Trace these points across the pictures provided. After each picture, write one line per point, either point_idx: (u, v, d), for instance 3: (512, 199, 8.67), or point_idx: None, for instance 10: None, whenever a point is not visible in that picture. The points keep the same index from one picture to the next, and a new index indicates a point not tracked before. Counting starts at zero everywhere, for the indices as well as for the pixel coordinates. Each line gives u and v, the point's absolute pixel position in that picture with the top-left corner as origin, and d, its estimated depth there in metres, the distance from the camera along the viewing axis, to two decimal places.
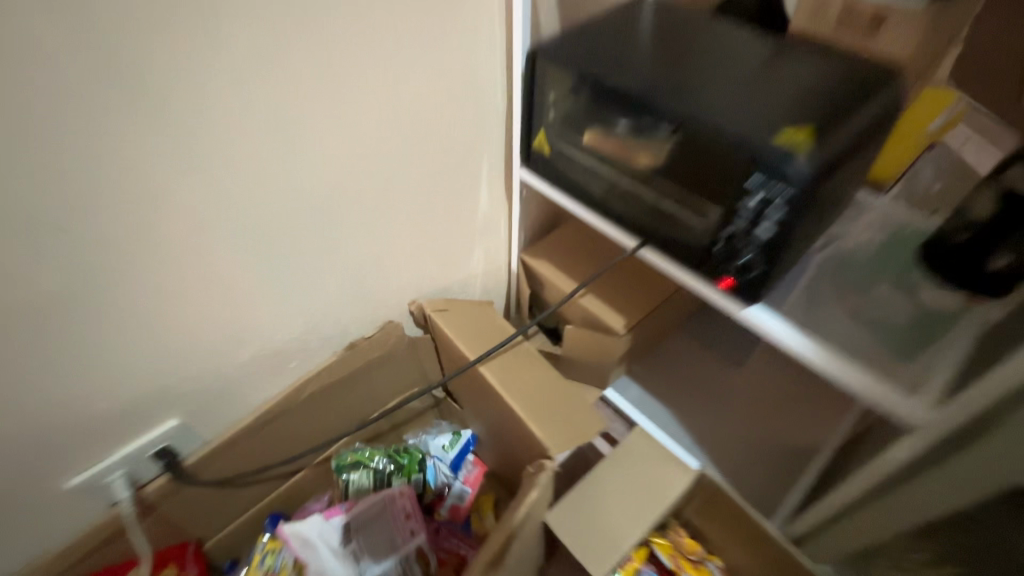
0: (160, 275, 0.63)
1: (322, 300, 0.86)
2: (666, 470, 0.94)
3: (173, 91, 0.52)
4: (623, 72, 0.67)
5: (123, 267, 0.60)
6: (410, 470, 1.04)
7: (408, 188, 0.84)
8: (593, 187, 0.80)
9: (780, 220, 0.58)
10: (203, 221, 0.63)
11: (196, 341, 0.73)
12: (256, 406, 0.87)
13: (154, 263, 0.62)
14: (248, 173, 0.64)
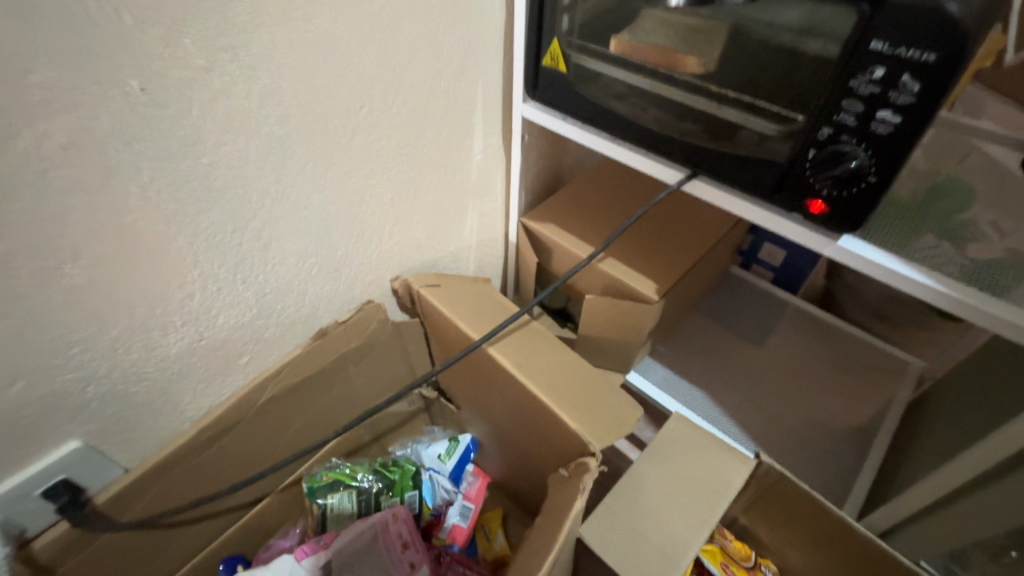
0: (29, 221, 0.42)
1: (281, 274, 0.66)
2: (718, 462, 0.78)
3: None
4: None
5: None
6: (402, 488, 0.84)
7: (388, 125, 0.66)
8: (621, 109, 0.64)
9: (912, 101, 0.43)
10: (96, 139, 0.43)
11: (101, 326, 0.52)
12: (198, 417, 0.66)
13: (16, 199, 0.41)
14: (165, 71, 0.44)
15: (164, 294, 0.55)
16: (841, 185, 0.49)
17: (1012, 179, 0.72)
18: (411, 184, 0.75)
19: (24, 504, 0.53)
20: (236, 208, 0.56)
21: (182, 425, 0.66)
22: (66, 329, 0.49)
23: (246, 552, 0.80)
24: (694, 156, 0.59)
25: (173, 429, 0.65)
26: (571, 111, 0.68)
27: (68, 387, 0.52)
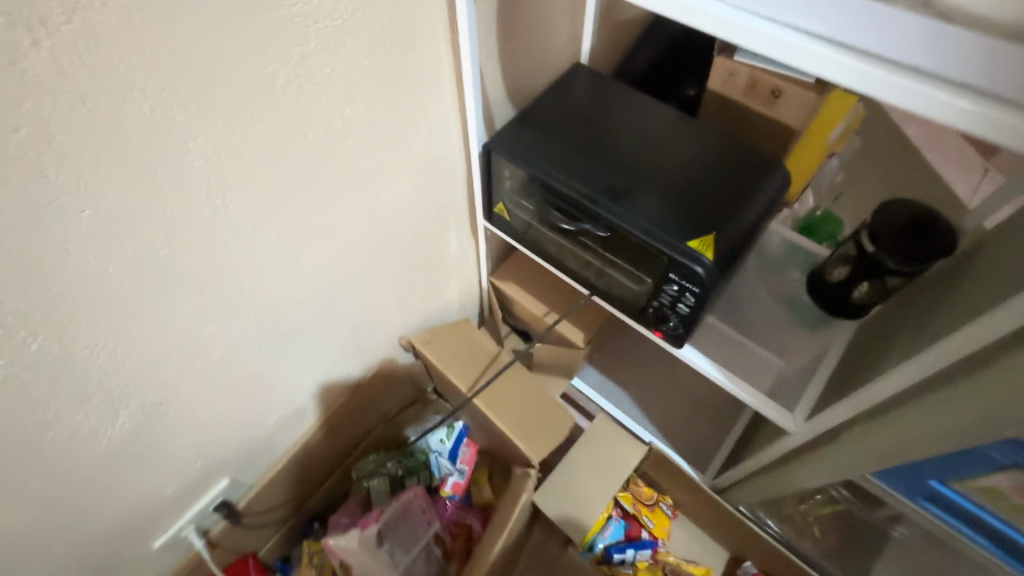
0: (202, 391, 0.77)
1: (328, 359, 1.00)
2: (623, 450, 1.18)
3: (197, 270, 0.64)
4: (563, 172, 0.79)
5: (175, 397, 0.73)
6: (416, 470, 1.26)
7: (391, 259, 0.97)
8: (548, 246, 0.95)
9: (692, 305, 0.75)
10: (229, 344, 0.76)
11: (234, 422, 0.88)
12: (285, 449, 1.05)
13: (197, 385, 0.76)
14: (261, 298, 0.76)
15: (266, 395, 0.91)
16: (666, 331, 0.83)
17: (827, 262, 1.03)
18: (408, 282, 1.07)
19: (205, 515, 0.94)
20: (300, 340, 0.90)
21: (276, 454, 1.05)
22: (217, 430, 0.86)
23: (323, 512, 1.24)
24: (592, 287, 0.92)
25: (272, 458, 1.04)
26: (516, 239, 0.99)
27: (222, 455, 0.90)
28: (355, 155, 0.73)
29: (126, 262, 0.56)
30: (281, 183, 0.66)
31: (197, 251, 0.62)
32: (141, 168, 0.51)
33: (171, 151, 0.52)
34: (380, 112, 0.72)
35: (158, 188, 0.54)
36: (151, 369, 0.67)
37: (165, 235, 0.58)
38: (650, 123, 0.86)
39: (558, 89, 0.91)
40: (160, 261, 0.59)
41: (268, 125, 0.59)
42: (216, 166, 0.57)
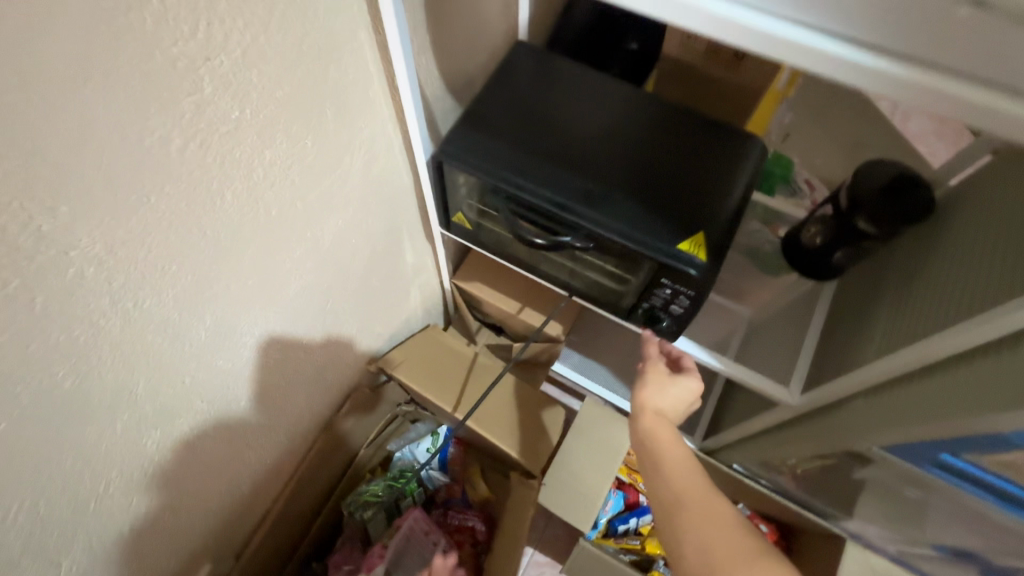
0: (159, 501, 0.68)
1: (295, 410, 0.91)
2: (616, 430, 1.17)
3: (118, 394, 0.53)
4: (530, 181, 0.70)
5: (128, 518, 0.64)
6: (411, 489, 1.19)
7: (346, 293, 0.86)
8: (517, 250, 0.87)
9: (686, 307, 0.71)
10: (180, 445, 0.66)
11: (204, 512, 0.79)
12: (265, 511, 0.97)
13: (151, 500, 0.66)
14: (203, 385, 0.65)
15: (235, 470, 0.82)
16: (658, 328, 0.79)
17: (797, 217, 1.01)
18: (367, 310, 0.96)
19: None
20: (259, 404, 0.79)
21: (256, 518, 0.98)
22: (188, 526, 0.77)
23: (319, 550, 1.19)
24: (572, 288, 0.86)
25: (252, 524, 0.97)
26: (480, 245, 0.90)
27: (198, 541, 0.82)
28: (286, 202, 0.60)
29: (35, 413, 0.45)
30: (200, 264, 0.54)
31: (119, 365, 0.51)
32: (23, 310, 0.39)
33: (56, 278, 0.40)
34: (308, 149, 0.59)
35: (51, 324, 0.42)
36: (93, 502, 0.57)
37: (75, 365, 0.46)
38: (613, 106, 0.78)
39: (505, 77, 0.80)
40: (73, 396, 0.48)
41: (173, 206, 0.47)
42: (121, 272, 0.45)
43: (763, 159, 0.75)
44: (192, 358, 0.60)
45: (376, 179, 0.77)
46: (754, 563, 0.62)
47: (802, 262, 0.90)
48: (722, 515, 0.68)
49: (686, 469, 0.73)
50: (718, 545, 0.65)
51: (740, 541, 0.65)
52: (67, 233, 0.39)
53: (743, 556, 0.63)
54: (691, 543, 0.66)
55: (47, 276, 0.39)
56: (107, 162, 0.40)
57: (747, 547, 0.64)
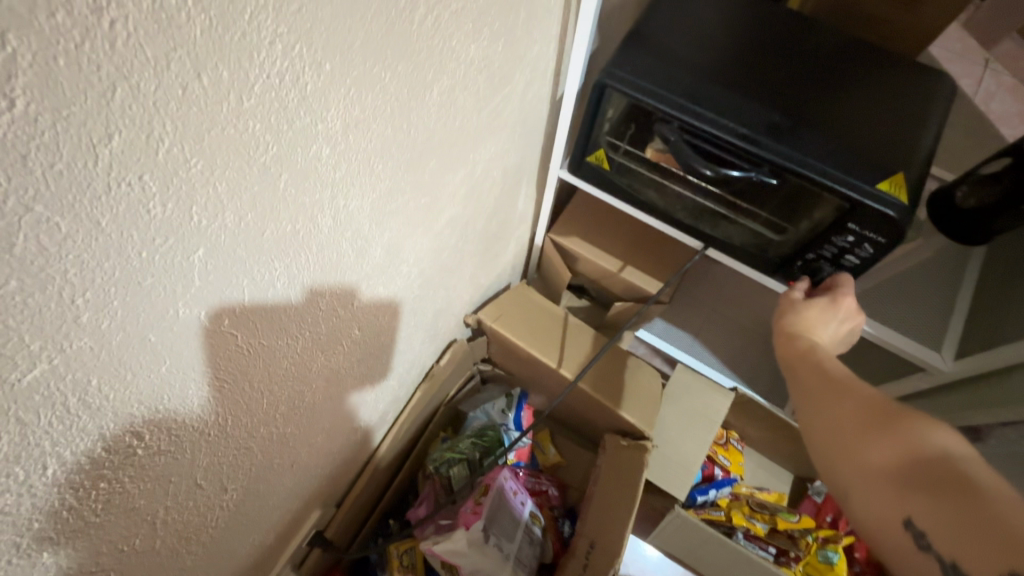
0: (294, 436, 0.65)
1: (406, 358, 0.87)
2: (710, 398, 1.13)
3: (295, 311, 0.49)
4: (708, 110, 0.64)
5: (269, 452, 0.61)
6: (494, 446, 1.16)
7: (471, 234, 0.81)
8: (650, 196, 0.82)
9: (868, 256, 0.66)
10: (322, 377, 0.63)
11: (323, 454, 0.76)
12: (361, 465, 0.94)
13: (288, 433, 0.63)
14: (353, 314, 0.61)
15: (355, 413, 0.79)
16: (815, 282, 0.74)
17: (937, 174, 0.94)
18: (479, 256, 0.91)
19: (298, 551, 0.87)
20: (388, 345, 0.76)
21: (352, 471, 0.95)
22: (307, 467, 0.75)
23: (397, 507, 1.18)
24: (711, 239, 0.80)
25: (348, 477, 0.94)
26: (609, 191, 0.84)
27: (317, 482, 0.80)
28: (459, 112, 0.54)
29: (248, 304, 0.43)
30: (385, 167, 0.48)
31: (313, 268, 0.48)
32: (268, 178, 0.37)
33: (299, 149, 0.38)
34: (496, 52, 0.54)
35: (282, 202, 0.40)
36: (257, 424, 0.55)
37: (283, 259, 0.43)
38: (786, 37, 0.71)
39: (663, 2, 0.73)
40: (267, 299, 0.45)
41: (393, 91, 0.43)
42: (344, 158, 0.42)
43: (950, 103, 0.69)
44: (353, 283, 0.56)
45: (522, 111, 0.71)
46: (891, 420, 0.49)
47: (948, 228, 0.83)
48: (856, 388, 0.54)
49: (817, 362, 0.60)
50: (844, 413, 0.52)
51: (874, 402, 0.52)
52: (320, 96, 0.36)
53: (873, 415, 0.50)
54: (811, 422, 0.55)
55: (296, 143, 0.37)
56: (357, 17, 0.36)
57: (882, 406, 0.50)
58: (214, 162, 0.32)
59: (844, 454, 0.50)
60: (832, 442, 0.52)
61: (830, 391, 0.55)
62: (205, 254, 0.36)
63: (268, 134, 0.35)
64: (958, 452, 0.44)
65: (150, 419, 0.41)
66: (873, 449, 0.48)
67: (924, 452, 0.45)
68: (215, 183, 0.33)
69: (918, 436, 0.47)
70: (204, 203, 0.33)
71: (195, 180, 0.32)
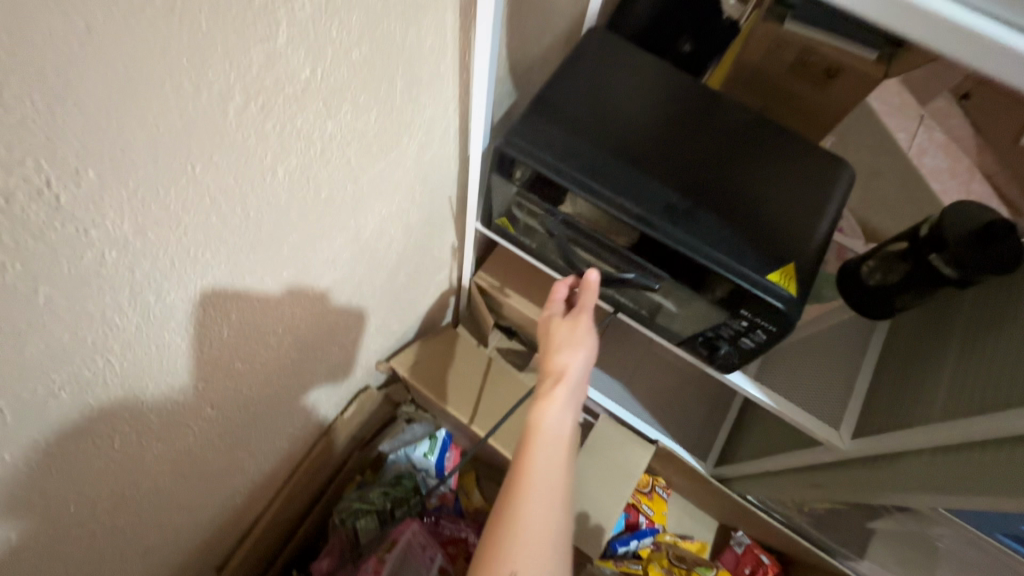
0: (151, 524, 0.57)
1: (303, 414, 0.81)
2: (629, 451, 1.11)
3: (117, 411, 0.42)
4: (606, 185, 0.62)
5: (115, 550, 0.54)
6: (407, 497, 1.11)
7: (373, 288, 0.76)
8: (561, 256, 0.80)
9: (762, 342, 0.64)
10: (184, 458, 0.57)
11: (199, 531, 0.69)
12: (253, 525, 0.87)
13: (137, 525, 0.55)
14: (218, 388, 0.55)
15: (232, 483, 0.70)
16: (714, 356, 0.73)
17: (852, 240, 0.94)
18: (388, 304, 0.87)
19: None
20: (275, 405, 0.70)
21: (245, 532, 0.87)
22: (180, 547, 0.67)
23: (302, 557, 1.12)
24: (617, 303, 0.79)
25: (240, 539, 0.86)
26: (522, 249, 0.82)
27: (194, 556, 0.73)
28: (329, 181, 0.50)
29: (16, 422, 0.35)
30: (232, 246, 0.43)
31: (117, 368, 0.41)
32: (11, 300, 0.29)
33: (62, 259, 0.31)
34: (368, 120, 0.50)
35: (46, 316, 0.32)
36: (84, 528, 0.48)
37: (63, 367, 0.36)
38: (694, 110, 0.70)
39: (574, 63, 0.71)
40: (87, 396, 0.40)
41: (211, 181, 0.37)
42: (145, 253, 0.36)
43: (852, 188, 0.69)
44: (203, 364, 0.50)
45: (424, 166, 0.67)
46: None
47: (856, 300, 0.84)
48: None
49: None
50: None
51: None
52: (82, 202, 0.30)
53: None
54: None
55: (54, 255, 0.30)
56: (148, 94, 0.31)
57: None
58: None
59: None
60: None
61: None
62: None
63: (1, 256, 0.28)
64: None
65: None
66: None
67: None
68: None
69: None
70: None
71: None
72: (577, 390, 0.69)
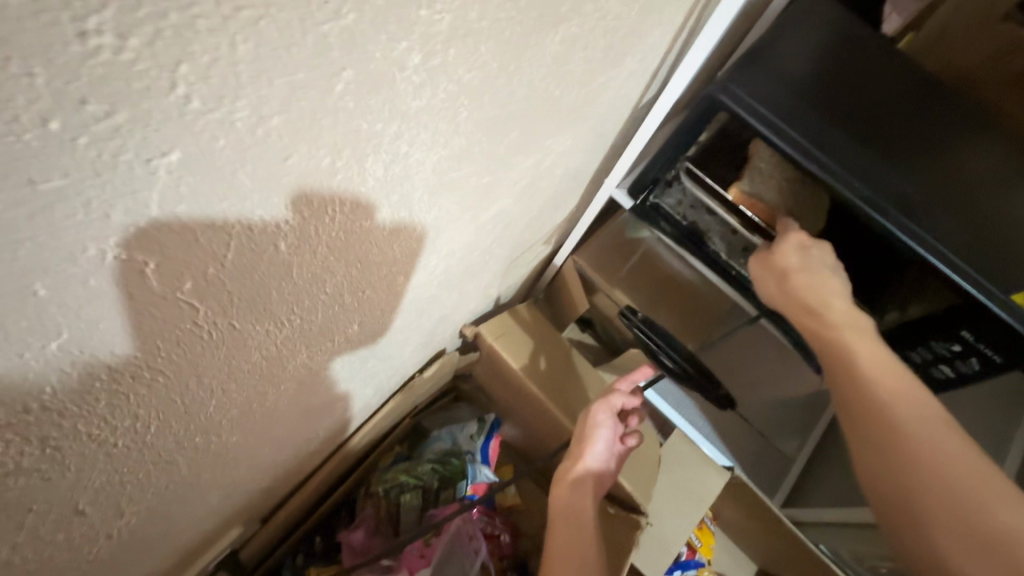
0: (247, 453, 0.47)
1: (397, 362, 0.71)
2: (704, 476, 0.98)
3: (300, 301, 0.32)
4: (833, 163, 0.54)
5: (207, 480, 0.43)
6: (454, 479, 1.02)
7: (509, 236, 0.67)
8: (714, 243, 0.73)
9: (970, 372, 0.56)
10: (305, 385, 0.46)
11: (271, 471, 0.58)
12: (306, 479, 0.76)
13: (236, 455, 0.45)
14: (373, 304, 0.44)
15: (319, 420, 0.59)
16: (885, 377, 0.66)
17: None
18: (505, 262, 0.77)
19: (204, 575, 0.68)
20: (386, 344, 0.60)
21: (295, 487, 0.77)
22: (251, 487, 0.57)
23: (328, 525, 1.01)
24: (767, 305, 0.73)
25: (288, 493, 0.76)
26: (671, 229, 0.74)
27: (255, 500, 0.62)
28: (572, 74, 0.40)
29: (239, 274, 0.25)
30: (489, 116, 0.34)
31: (337, 243, 0.30)
32: (320, 68, 0.19)
33: (385, 32, 0.20)
34: (633, 8, 0.40)
35: (330, 116, 0.21)
36: (200, 451, 0.37)
37: (304, 212, 0.25)
38: (920, 97, 0.62)
39: (786, 25, 0.63)
40: (299, 276, 0.30)
41: (525, 9, 0.28)
42: (437, 77, 0.25)
43: None
44: (378, 274, 0.39)
45: (614, 103, 0.58)
46: (962, 493, 0.43)
47: None
48: (950, 473, 0.44)
49: (934, 485, 0.44)
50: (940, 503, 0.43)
51: (926, 423, 0.46)
52: None
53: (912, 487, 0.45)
54: (922, 460, 0.45)
55: (383, 21, 0.20)
56: None
57: (959, 471, 0.44)
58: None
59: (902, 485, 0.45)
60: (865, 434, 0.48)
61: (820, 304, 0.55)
62: (174, 179, 0.18)
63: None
64: (925, 447, 0.45)
65: (18, 472, 0.22)
66: (942, 468, 0.44)
67: (934, 512, 0.43)
68: (242, 29, 0.15)
69: (995, 517, 0.41)
70: (196, 72, 0.15)
71: (203, 18, 0.14)
72: (594, 475, 0.75)
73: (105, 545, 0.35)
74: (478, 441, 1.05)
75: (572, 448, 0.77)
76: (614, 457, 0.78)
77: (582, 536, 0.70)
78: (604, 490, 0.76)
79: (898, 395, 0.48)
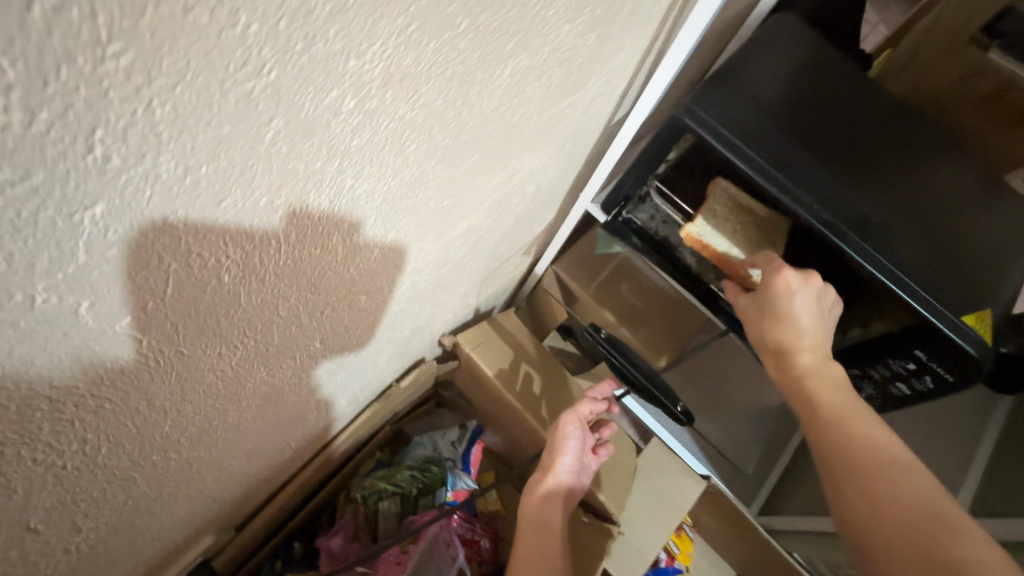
0: (214, 466, 0.48)
1: (372, 372, 0.72)
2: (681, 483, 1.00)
3: (251, 323, 0.33)
4: (792, 184, 0.56)
5: (171, 493, 0.44)
6: (433, 487, 1.03)
7: (483, 249, 0.68)
8: (685, 258, 0.74)
9: (925, 389, 0.58)
10: (270, 400, 0.47)
11: (243, 480, 0.59)
12: (282, 485, 0.77)
13: (201, 469, 0.46)
14: (336, 322, 0.45)
15: (291, 430, 0.60)
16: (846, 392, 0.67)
17: None
18: (481, 273, 0.78)
19: None
20: (358, 356, 0.60)
21: (271, 494, 0.77)
22: (221, 496, 0.57)
23: (308, 530, 1.02)
24: (737, 320, 0.73)
25: (264, 499, 0.76)
26: (644, 243, 0.75)
27: (228, 508, 0.63)
28: (530, 100, 0.41)
29: (182, 305, 0.26)
30: (441, 145, 0.35)
31: (287, 270, 0.31)
32: (246, 120, 0.20)
33: (314, 83, 0.21)
34: (590, 35, 0.41)
35: (263, 161, 0.23)
36: (158, 467, 0.38)
37: (246, 246, 0.26)
38: (884, 119, 0.64)
39: (755, 48, 0.64)
40: (246, 301, 0.30)
41: (468, 50, 0.29)
42: (376, 117, 0.26)
43: None
44: (337, 294, 0.40)
45: (584, 121, 0.59)
46: (919, 520, 0.43)
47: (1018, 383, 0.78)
48: (907, 499, 0.45)
49: (893, 509, 0.45)
50: (898, 528, 0.44)
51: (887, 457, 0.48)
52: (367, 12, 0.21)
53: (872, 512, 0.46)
54: (879, 486, 0.46)
55: (310, 75, 0.21)
56: None
57: (915, 499, 0.45)
58: (153, 64, 0.16)
59: (857, 510, 0.47)
60: (825, 468, 0.50)
61: (790, 351, 0.56)
62: (103, 228, 0.19)
63: (267, 43, 0.18)
64: (883, 476, 0.47)
65: None
66: (898, 494, 0.45)
67: (888, 539, 0.44)
68: (158, 94, 0.17)
69: (951, 543, 0.41)
70: (114, 134, 0.16)
71: (114, 89, 0.15)
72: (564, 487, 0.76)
73: (63, 559, 0.36)
74: (459, 448, 1.08)
75: (543, 458, 0.78)
76: (584, 466, 0.79)
77: (547, 545, 0.71)
78: (573, 500, 0.77)
79: (860, 433, 0.50)
